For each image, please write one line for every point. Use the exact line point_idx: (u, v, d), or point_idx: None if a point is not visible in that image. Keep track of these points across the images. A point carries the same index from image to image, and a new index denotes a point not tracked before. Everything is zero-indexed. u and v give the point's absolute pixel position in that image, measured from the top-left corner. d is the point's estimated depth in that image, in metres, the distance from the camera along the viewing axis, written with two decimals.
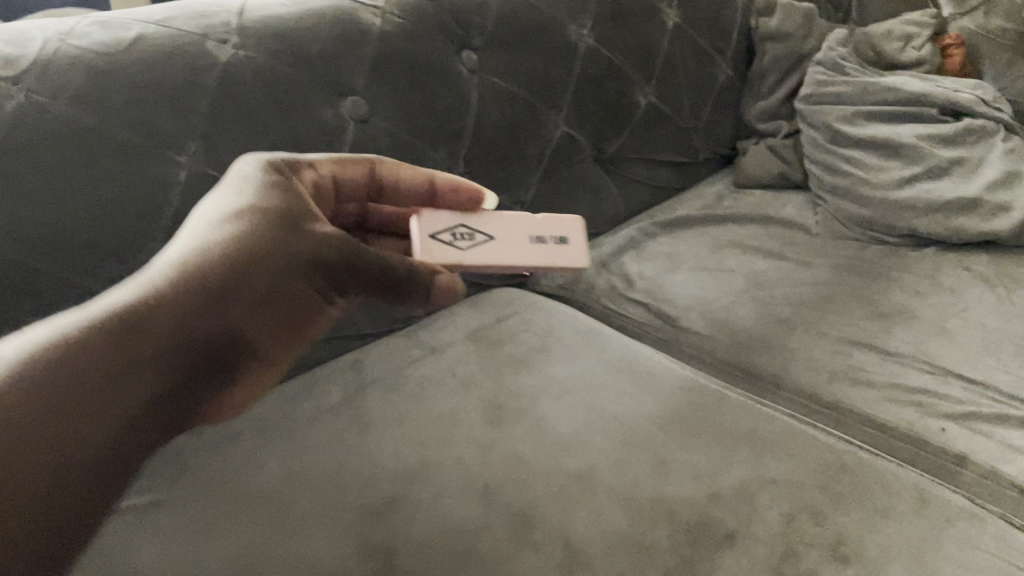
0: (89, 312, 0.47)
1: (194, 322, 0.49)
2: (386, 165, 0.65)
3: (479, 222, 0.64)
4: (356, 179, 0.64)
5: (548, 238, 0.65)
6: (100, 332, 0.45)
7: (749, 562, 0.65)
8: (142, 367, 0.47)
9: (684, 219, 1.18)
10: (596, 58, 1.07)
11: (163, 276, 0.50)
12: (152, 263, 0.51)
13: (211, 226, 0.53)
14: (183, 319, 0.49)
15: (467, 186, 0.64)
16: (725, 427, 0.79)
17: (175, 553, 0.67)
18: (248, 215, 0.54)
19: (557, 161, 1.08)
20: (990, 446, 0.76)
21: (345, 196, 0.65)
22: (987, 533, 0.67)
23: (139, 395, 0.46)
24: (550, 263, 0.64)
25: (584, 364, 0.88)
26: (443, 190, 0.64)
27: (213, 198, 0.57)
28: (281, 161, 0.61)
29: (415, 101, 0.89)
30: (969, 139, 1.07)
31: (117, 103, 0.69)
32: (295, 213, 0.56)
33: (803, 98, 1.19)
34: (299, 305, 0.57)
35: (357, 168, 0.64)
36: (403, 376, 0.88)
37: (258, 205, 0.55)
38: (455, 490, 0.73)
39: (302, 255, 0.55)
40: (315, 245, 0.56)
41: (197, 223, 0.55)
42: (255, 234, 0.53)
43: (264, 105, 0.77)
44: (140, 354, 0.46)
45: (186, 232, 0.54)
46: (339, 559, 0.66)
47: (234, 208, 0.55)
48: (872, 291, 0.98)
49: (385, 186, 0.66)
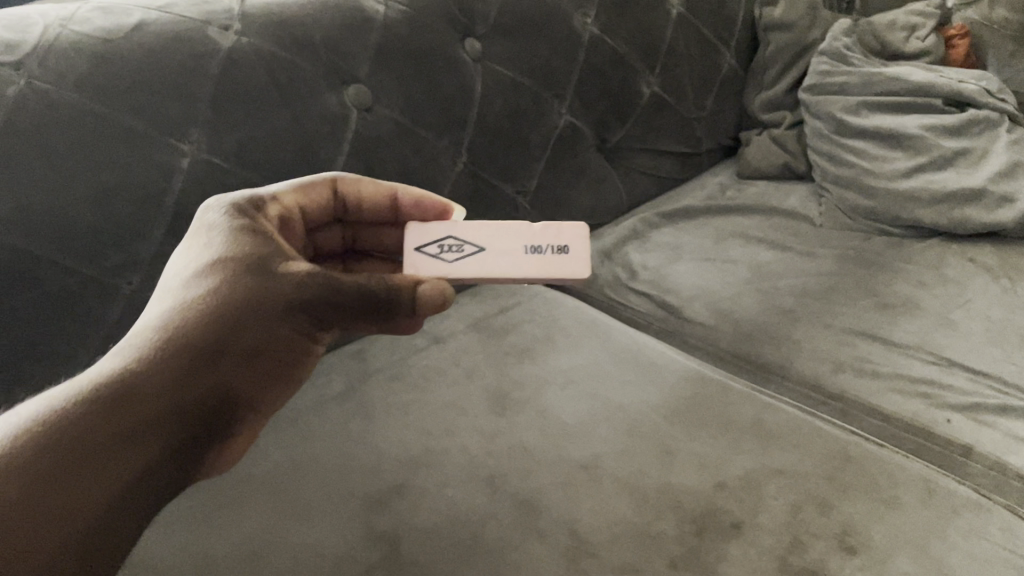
0: (74, 385, 0.45)
1: (182, 380, 0.48)
2: (346, 183, 0.69)
3: (474, 231, 0.62)
4: (321, 205, 0.68)
5: (545, 248, 0.60)
6: (91, 398, 0.44)
7: (755, 552, 0.65)
8: (138, 431, 0.45)
9: (687, 209, 1.18)
10: (599, 47, 1.06)
11: (142, 343, 0.48)
12: (133, 328, 0.50)
13: (184, 283, 0.52)
14: (171, 377, 0.47)
15: (431, 199, 0.67)
16: (730, 417, 0.79)
17: (182, 541, 0.67)
18: (221, 266, 0.53)
19: (560, 151, 1.07)
20: (996, 437, 0.75)
21: (313, 222, 0.68)
22: (994, 524, 0.67)
23: (138, 458, 0.44)
24: (543, 276, 0.60)
25: (588, 354, 0.88)
26: (404, 200, 0.68)
27: (183, 254, 0.56)
28: (246, 203, 0.60)
29: (419, 89, 0.88)
30: (974, 129, 1.06)
31: (120, 89, 0.69)
32: (270, 257, 0.55)
33: (808, 89, 1.20)
34: (287, 352, 0.55)
35: (319, 193, 0.67)
36: (406, 366, 0.88)
37: (227, 254, 0.54)
38: (459, 480, 0.72)
39: (286, 297, 0.54)
40: (297, 285, 0.54)
41: (167, 283, 0.53)
42: (231, 282, 0.52)
43: (267, 92, 0.77)
44: (134, 417, 0.45)
45: (162, 293, 0.52)
46: (344, 547, 0.66)
47: (205, 261, 0.54)
48: (876, 282, 0.98)
49: (349, 205, 0.69)
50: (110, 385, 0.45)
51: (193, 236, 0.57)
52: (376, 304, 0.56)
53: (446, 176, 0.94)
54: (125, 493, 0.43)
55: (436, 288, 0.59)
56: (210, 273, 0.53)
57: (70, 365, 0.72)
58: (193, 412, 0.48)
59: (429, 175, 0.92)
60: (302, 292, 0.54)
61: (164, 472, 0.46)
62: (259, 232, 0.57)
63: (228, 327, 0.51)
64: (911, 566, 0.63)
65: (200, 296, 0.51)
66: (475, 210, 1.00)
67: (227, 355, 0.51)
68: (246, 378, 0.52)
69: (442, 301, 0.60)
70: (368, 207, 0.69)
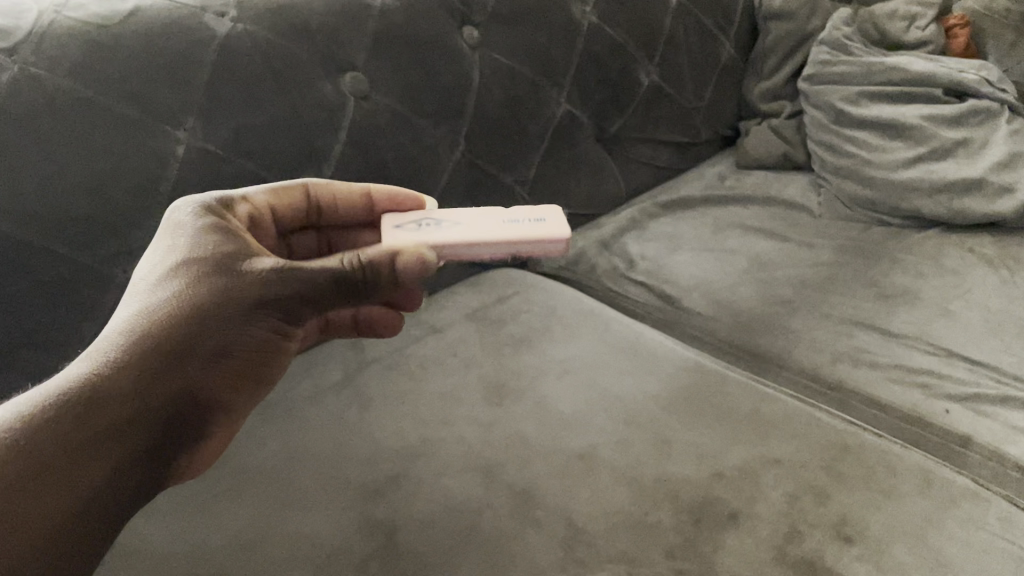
0: (40, 392, 0.46)
1: (147, 388, 0.48)
2: (319, 188, 0.69)
3: (452, 214, 0.66)
4: (293, 209, 0.68)
5: (526, 218, 0.65)
6: (57, 406, 0.45)
7: (752, 541, 0.65)
8: (104, 437, 0.45)
9: (686, 200, 1.18)
10: (598, 36, 1.06)
11: (109, 348, 0.49)
12: (102, 334, 0.51)
13: (152, 287, 0.53)
14: (135, 385, 0.48)
15: (403, 199, 0.69)
16: (728, 407, 0.78)
17: (177, 530, 0.67)
18: (187, 268, 0.53)
19: (558, 140, 1.07)
20: (994, 428, 0.75)
21: (285, 225, 0.69)
22: (992, 514, 0.66)
23: (102, 465, 0.45)
24: (526, 234, 0.63)
25: (586, 344, 0.88)
26: (378, 197, 0.69)
27: (151, 255, 0.56)
28: (215, 202, 0.61)
29: (417, 77, 0.88)
30: (973, 120, 1.05)
31: (115, 76, 0.68)
32: (235, 257, 0.55)
33: (807, 78, 1.19)
34: (259, 349, 0.55)
35: (291, 197, 0.68)
36: (403, 356, 0.87)
37: (193, 254, 0.54)
38: (457, 469, 0.72)
39: (253, 296, 0.53)
40: (264, 283, 0.54)
41: (137, 285, 0.54)
42: (197, 283, 0.53)
43: (262, 79, 0.76)
44: (99, 424, 0.45)
45: (131, 296, 0.53)
46: (341, 536, 0.66)
47: (172, 264, 0.54)
48: (874, 273, 0.98)
49: (322, 209, 0.70)
50: (75, 392, 0.46)
51: (163, 236, 0.57)
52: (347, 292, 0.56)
53: (444, 165, 0.94)
54: (87, 500, 0.44)
55: (415, 256, 0.58)
56: (178, 275, 0.53)
57: (64, 354, 0.71)
58: (160, 417, 0.49)
59: (427, 164, 0.91)
60: (269, 290, 0.54)
61: (128, 479, 0.46)
62: (228, 231, 0.57)
63: (194, 328, 0.51)
64: (909, 556, 0.63)
65: (165, 300, 0.52)
66: (473, 199, 0.99)
67: (194, 359, 0.51)
68: (216, 380, 0.53)
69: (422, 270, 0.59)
70: (342, 211, 0.70)
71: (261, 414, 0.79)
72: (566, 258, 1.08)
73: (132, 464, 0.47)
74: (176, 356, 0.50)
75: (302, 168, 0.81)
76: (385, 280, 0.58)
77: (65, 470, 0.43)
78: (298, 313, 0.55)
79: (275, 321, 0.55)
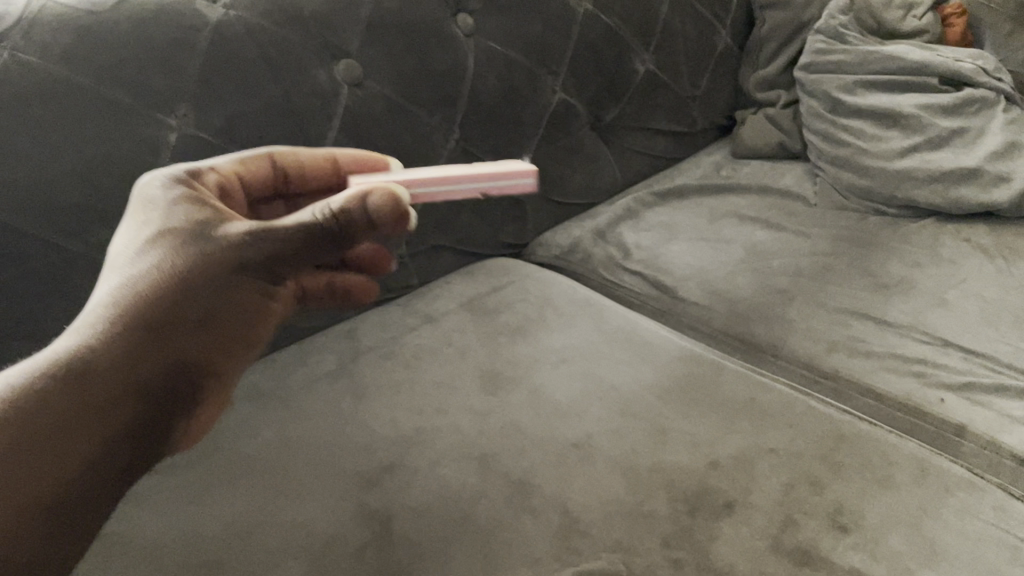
0: (20, 376, 0.46)
1: (129, 366, 0.48)
2: (284, 154, 0.66)
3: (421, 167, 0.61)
4: (260, 177, 0.65)
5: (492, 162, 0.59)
6: (36, 392, 0.45)
7: (747, 530, 0.64)
8: (86, 419, 0.46)
9: (681, 189, 1.18)
10: (593, 24, 1.05)
11: (90, 327, 0.49)
12: (83, 312, 0.50)
13: (131, 260, 0.52)
14: (116, 365, 0.48)
15: (371, 159, 0.67)
16: (723, 396, 0.78)
17: (170, 519, 0.67)
18: (164, 239, 0.52)
19: (554, 129, 1.06)
20: (989, 417, 0.75)
21: (255, 195, 0.66)
22: (987, 503, 0.67)
23: (84, 446, 0.46)
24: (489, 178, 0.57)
25: (581, 333, 0.88)
26: (345, 163, 0.67)
27: (128, 227, 0.55)
28: (186, 170, 0.59)
29: (412, 64, 0.87)
30: (968, 109, 1.05)
31: (105, 62, 0.67)
32: (210, 224, 0.53)
33: (803, 67, 1.18)
34: (245, 313, 0.54)
35: (256, 165, 0.64)
36: (398, 345, 0.87)
37: (169, 225, 0.53)
38: (452, 458, 0.72)
39: (230, 263, 0.52)
40: (241, 249, 0.52)
41: (115, 259, 0.53)
42: (175, 252, 0.52)
43: (255, 66, 0.75)
44: (79, 407, 0.46)
45: (110, 270, 0.52)
46: (335, 524, 0.66)
47: (149, 235, 0.53)
48: (870, 262, 0.98)
49: (290, 175, 0.67)
50: (57, 376, 0.46)
51: (138, 208, 0.56)
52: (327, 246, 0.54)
53: (439, 153, 0.93)
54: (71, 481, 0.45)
55: (387, 194, 0.54)
56: (156, 245, 0.53)
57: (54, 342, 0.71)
58: (146, 393, 0.49)
59: (422, 152, 0.91)
60: (245, 254, 0.52)
61: (116, 456, 0.47)
62: (202, 199, 0.56)
63: (174, 300, 0.50)
64: (904, 544, 0.63)
65: (144, 274, 0.51)
66: None
67: (178, 331, 0.50)
68: (205, 348, 0.52)
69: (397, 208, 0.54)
70: (312, 177, 0.67)
71: (255, 403, 0.79)
72: (561, 247, 1.08)
73: (120, 442, 0.47)
74: (158, 329, 0.50)
75: None
76: (363, 222, 0.54)
77: (45, 454, 0.44)
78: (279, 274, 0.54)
79: (258, 285, 0.53)
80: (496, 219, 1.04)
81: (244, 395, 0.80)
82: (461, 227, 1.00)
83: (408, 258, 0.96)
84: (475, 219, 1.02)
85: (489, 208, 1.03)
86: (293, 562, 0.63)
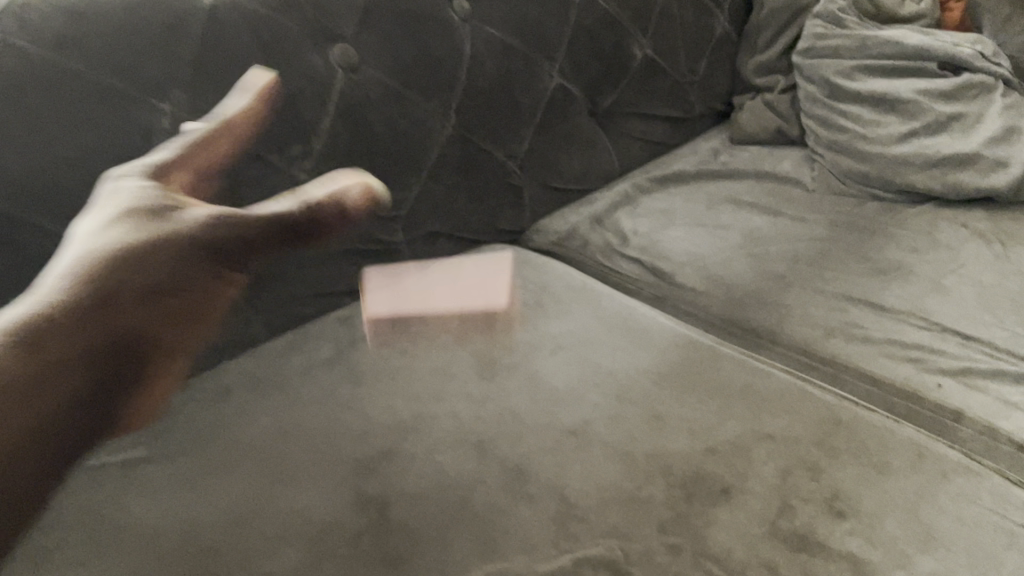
0: None
1: (89, 330, 0.46)
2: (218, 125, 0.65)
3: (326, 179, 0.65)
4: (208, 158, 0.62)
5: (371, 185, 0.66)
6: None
7: (744, 515, 0.65)
8: (46, 377, 0.43)
9: (679, 175, 1.17)
10: (590, 8, 1.04)
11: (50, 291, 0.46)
12: (40, 279, 0.48)
13: (90, 235, 0.51)
14: (76, 327, 0.45)
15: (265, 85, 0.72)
16: (721, 382, 0.78)
17: (166, 505, 0.67)
18: (125, 217, 0.52)
19: (551, 115, 1.06)
20: (987, 402, 0.75)
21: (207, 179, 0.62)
22: (984, 488, 0.67)
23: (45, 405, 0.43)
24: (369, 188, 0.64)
25: (578, 319, 0.87)
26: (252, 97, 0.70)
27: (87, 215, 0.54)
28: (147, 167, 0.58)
29: (408, 49, 0.86)
30: (967, 94, 1.05)
31: (98, 47, 0.67)
32: (166, 209, 0.54)
33: (801, 52, 1.17)
34: (198, 294, 0.55)
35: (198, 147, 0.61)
36: (395, 332, 0.87)
37: (129, 205, 0.53)
38: (449, 445, 0.72)
39: (195, 241, 0.55)
40: (206, 228, 0.55)
41: (73, 237, 0.52)
42: (136, 228, 0.52)
43: (250, 51, 0.74)
44: (43, 365, 0.43)
45: (69, 245, 0.51)
46: (333, 511, 0.66)
47: (110, 215, 0.52)
48: (868, 247, 0.97)
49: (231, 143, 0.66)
50: (15, 331, 0.43)
51: (100, 199, 0.55)
52: (294, 230, 0.60)
53: (436, 139, 0.92)
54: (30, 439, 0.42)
55: (364, 190, 0.63)
56: (118, 224, 0.52)
57: None
58: (105, 359, 0.46)
59: (418, 138, 0.90)
60: (208, 234, 0.55)
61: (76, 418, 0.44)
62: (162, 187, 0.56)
63: (134, 273, 0.50)
64: (901, 529, 0.63)
65: (104, 248, 0.50)
66: (465, 175, 0.98)
67: (135, 304, 0.49)
68: (159, 324, 0.51)
69: (369, 193, 0.63)
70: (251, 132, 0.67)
71: (253, 390, 0.79)
72: (559, 234, 1.08)
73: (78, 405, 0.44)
74: (115, 300, 0.48)
75: (291, 142, 0.79)
76: (334, 210, 0.62)
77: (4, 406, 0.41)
78: (237, 256, 0.58)
79: (213, 264, 0.56)
80: (493, 205, 1.04)
81: (241, 382, 0.80)
82: (458, 214, 1.00)
83: (405, 245, 0.96)
84: (472, 206, 1.01)
85: (487, 194, 1.02)
86: (290, 550, 0.63)
